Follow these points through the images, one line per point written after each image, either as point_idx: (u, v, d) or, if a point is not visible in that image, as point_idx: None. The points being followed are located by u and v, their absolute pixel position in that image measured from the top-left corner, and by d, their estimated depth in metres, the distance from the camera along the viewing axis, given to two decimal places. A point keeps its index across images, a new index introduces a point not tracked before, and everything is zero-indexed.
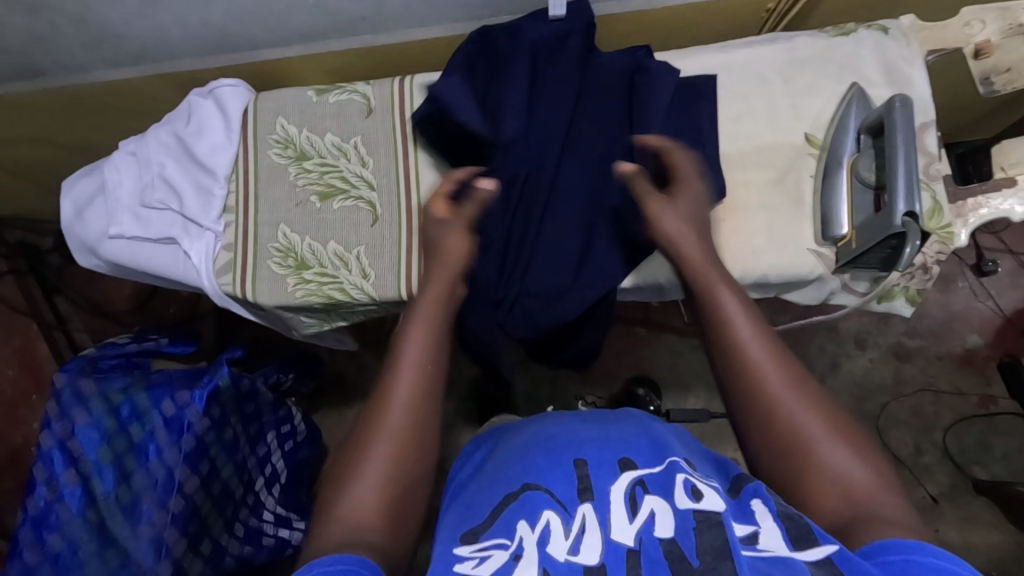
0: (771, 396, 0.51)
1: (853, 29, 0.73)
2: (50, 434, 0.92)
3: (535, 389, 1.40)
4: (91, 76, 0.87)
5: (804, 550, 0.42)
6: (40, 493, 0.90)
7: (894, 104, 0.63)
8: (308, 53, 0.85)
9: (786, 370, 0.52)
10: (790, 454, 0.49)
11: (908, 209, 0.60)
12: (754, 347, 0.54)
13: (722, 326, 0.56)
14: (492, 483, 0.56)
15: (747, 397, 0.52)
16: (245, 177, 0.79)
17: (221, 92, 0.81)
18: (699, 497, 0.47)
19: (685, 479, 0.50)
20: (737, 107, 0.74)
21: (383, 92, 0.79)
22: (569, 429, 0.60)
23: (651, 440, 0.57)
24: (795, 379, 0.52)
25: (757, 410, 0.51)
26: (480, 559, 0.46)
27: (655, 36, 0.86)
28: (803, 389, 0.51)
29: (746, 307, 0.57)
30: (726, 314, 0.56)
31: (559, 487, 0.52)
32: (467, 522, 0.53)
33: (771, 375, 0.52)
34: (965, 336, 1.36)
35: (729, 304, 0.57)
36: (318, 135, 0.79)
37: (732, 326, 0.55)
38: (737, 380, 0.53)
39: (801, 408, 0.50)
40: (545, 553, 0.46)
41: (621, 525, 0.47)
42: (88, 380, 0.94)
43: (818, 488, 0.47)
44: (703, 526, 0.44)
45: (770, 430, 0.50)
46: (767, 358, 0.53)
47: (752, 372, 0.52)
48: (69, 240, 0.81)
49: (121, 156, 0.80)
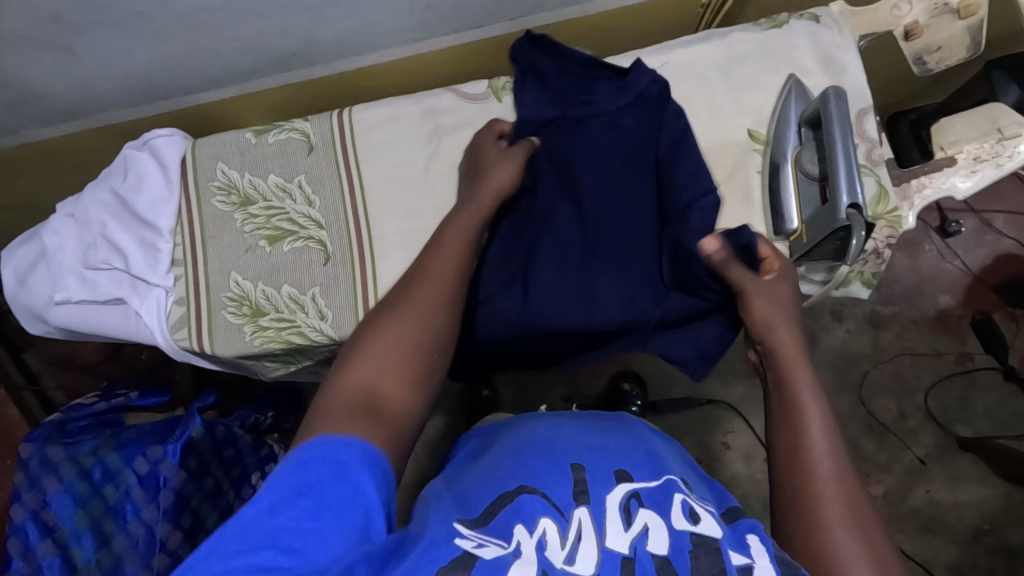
0: (821, 492, 0.49)
1: (785, 20, 0.73)
2: (21, 507, 0.89)
3: (521, 395, 1.40)
4: (23, 137, 0.85)
5: None
6: (16, 568, 0.87)
7: (828, 97, 0.63)
8: (244, 93, 0.83)
9: (845, 485, 0.49)
10: (816, 550, 0.47)
11: (852, 201, 0.60)
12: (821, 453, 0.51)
13: (791, 417, 0.54)
14: (486, 477, 0.54)
15: (792, 481, 0.50)
16: (191, 228, 0.77)
17: (155, 142, 0.79)
18: (696, 520, 0.49)
19: (683, 500, 0.51)
20: (680, 108, 0.73)
21: (323, 127, 0.78)
22: (565, 432, 0.58)
23: (648, 453, 0.57)
24: (857, 497, 0.49)
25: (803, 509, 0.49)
26: (479, 542, 0.46)
27: (596, 40, 0.85)
28: (860, 507, 0.48)
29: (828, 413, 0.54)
30: (798, 399, 0.54)
31: (557, 491, 0.51)
32: (458, 508, 0.50)
33: (832, 487, 0.49)
34: (936, 298, 1.38)
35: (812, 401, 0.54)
36: (261, 178, 0.78)
37: (804, 423, 0.53)
38: (790, 473, 0.51)
39: (849, 534, 0.47)
40: (544, 557, 0.46)
41: (616, 531, 0.48)
42: (56, 446, 0.93)
43: None
44: (698, 550, 0.46)
45: (808, 530, 0.48)
46: (827, 460, 0.50)
47: (804, 463, 0.51)
48: (16, 309, 0.79)
49: (59, 218, 0.78)
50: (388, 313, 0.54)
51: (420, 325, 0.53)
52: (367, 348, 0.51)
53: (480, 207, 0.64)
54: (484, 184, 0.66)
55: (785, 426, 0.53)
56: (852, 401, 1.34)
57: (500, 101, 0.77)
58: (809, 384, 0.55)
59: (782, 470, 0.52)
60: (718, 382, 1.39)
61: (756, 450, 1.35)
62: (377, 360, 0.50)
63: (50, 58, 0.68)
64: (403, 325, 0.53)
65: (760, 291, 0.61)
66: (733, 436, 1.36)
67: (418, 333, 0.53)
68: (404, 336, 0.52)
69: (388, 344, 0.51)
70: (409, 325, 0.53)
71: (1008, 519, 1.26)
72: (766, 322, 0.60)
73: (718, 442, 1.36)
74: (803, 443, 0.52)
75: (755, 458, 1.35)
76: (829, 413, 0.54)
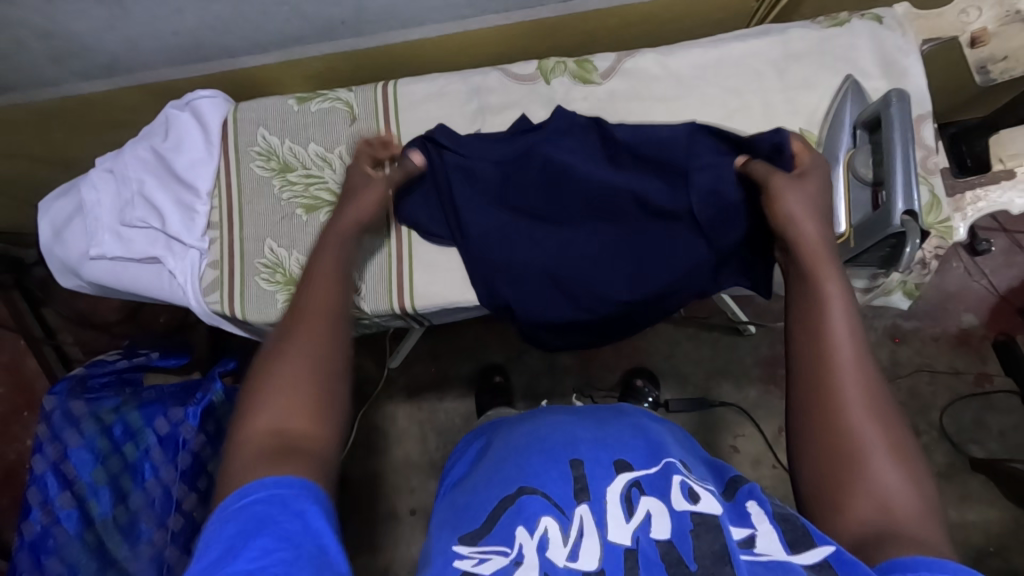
0: (844, 388, 0.48)
1: (847, 20, 0.72)
2: (42, 458, 0.90)
3: (534, 384, 1.40)
4: (63, 90, 0.85)
5: (801, 551, 0.44)
6: (35, 518, 0.89)
7: (889, 99, 0.61)
8: (287, 60, 0.82)
9: (865, 378, 0.49)
10: (839, 457, 0.47)
11: (907, 208, 0.58)
12: (846, 345, 0.50)
13: (816, 318, 0.52)
14: (483, 481, 0.56)
15: (813, 386, 0.49)
16: (228, 193, 0.77)
17: (198, 103, 0.78)
18: (697, 499, 0.49)
19: (681, 481, 0.52)
20: (731, 104, 0.72)
21: (366, 99, 0.77)
22: (564, 426, 0.59)
23: (648, 440, 0.57)
24: (876, 389, 0.49)
25: (825, 410, 0.48)
26: (480, 559, 0.47)
27: (645, 28, 0.83)
28: (882, 394, 0.48)
29: (848, 300, 0.52)
30: (818, 298, 0.52)
31: (556, 489, 0.52)
32: (458, 529, 0.52)
33: (851, 374, 0.49)
34: (959, 316, 1.36)
35: (834, 290, 0.52)
36: (301, 146, 0.77)
37: (824, 314, 0.51)
38: (808, 372, 0.50)
39: (868, 415, 0.47)
40: (544, 559, 0.47)
41: (617, 525, 0.48)
42: (79, 401, 0.93)
43: (859, 491, 0.45)
44: (700, 529, 0.46)
45: (829, 431, 0.48)
46: (851, 358, 0.49)
47: (825, 367, 0.50)
48: (49, 261, 0.79)
49: (97, 173, 0.78)
50: (269, 363, 0.51)
51: (310, 367, 0.51)
52: (254, 408, 0.48)
53: (342, 231, 0.63)
54: (343, 218, 0.64)
55: (804, 326, 0.52)
56: None
57: (547, 85, 0.75)
58: (834, 272, 0.54)
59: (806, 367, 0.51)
60: (732, 385, 1.38)
61: (765, 455, 1.34)
62: (275, 407, 0.49)
63: (100, 11, 0.68)
64: (288, 364, 0.51)
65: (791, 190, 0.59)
66: (743, 440, 1.35)
67: (304, 362, 0.51)
68: (293, 373, 0.50)
69: (274, 390, 0.49)
70: (297, 364, 0.51)
71: (1016, 543, 1.25)
72: (790, 216, 0.58)
73: (728, 445, 1.35)
74: (827, 346, 0.50)
75: (764, 464, 1.34)
76: (852, 302, 0.52)
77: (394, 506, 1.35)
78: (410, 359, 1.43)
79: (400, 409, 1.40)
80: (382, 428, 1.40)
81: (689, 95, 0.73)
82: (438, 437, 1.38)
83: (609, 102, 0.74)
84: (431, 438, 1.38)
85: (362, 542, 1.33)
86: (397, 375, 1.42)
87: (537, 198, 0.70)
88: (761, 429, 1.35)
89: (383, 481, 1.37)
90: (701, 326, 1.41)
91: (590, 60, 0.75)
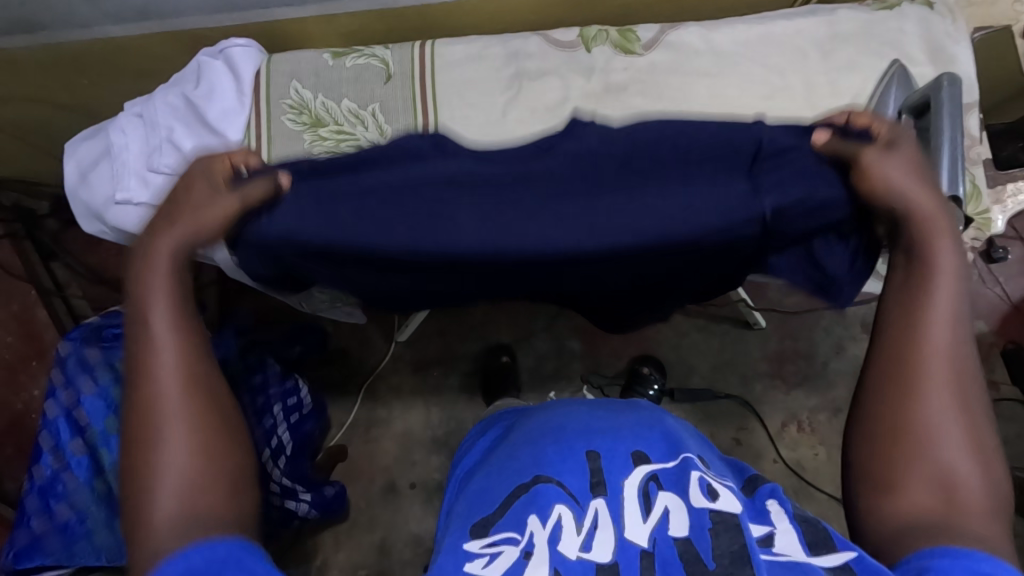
0: (932, 372, 0.43)
1: (896, 3, 0.72)
2: (55, 403, 0.90)
3: (540, 366, 1.39)
4: (93, 33, 0.84)
5: (822, 555, 0.42)
6: (46, 462, 0.89)
7: (941, 82, 0.60)
8: (323, 14, 0.81)
9: (962, 367, 0.43)
10: (907, 438, 0.42)
11: (952, 193, 0.57)
12: (945, 324, 0.44)
13: (918, 290, 0.45)
14: (499, 468, 0.55)
15: (904, 357, 0.44)
16: (258, 144, 0.76)
17: (232, 51, 0.78)
18: (716, 497, 0.47)
19: (699, 478, 0.49)
20: (773, 83, 0.71)
21: (403, 57, 0.77)
22: (578, 416, 0.58)
23: (664, 433, 0.55)
24: (969, 382, 0.43)
25: (909, 389, 0.43)
26: (491, 556, 0.46)
27: (685, 10, 0.82)
28: (974, 390, 0.43)
29: (959, 277, 0.45)
30: (927, 268, 0.46)
31: (572, 480, 0.51)
32: (473, 513, 0.52)
33: (943, 355, 0.43)
34: (970, 323, 1.35)
35: (948, 261, 0.46)
36: (334, 101, 0.76)
37: (931, 285, 0.45)
38: (902, 338, 0.44)
39: (953, 402, 0.42)
40: (556, 552, 0.45)
41: (635, 523, 0.46)
42: (94, 348, 0.93)
43: (916, 482, 0.42)
44: (719, 528, 0.43)
45: (907, 415, 0.43)
46: (953, 340, 0.43)
47: (923, 343, 0.44)
48: (73, 204, 0.78)
49: (127, 117, 0.77)
50: (146, 409, 0.42)
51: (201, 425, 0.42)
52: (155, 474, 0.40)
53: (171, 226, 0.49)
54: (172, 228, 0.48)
55: (904, 295, 0.46)
56: None
57: (587, 53, 0.75)
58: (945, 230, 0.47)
59: (896, 333, 0.45)
60: (739, 378, 1.38)
61: (768, 450, 1.33)
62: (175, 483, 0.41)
63: None
64: (178, 410, 0.42)
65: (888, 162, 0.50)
66: (746, 433, 1.34)
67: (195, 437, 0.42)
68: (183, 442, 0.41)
69: (171, 470, 0.41)
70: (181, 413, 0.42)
71: None
72: (886, 188, 0.50)
73: (730, 438, 1.34)
74: (925, 321, 0.44)
75: (765, 459, 1.32)
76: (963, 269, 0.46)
77: (394, 479, 1.34)
78: (417, 334, 1.42)
79: (405, 383, 1.40)
80: (385, 401, 1.39)
81: (732, 71, 0.72)
82: (441, 414, 1.38)
83: (650, 73, 0.73)
84: (434, 414, 1.38)
85: (359, 514, 1.32)
86: (404, 350, 1.41)
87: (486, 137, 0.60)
88: (765, 424, 1.34)
89: (384, 454, 1.36)
90: (711, 317, 1.41)
91: (633, 31, 0.74)
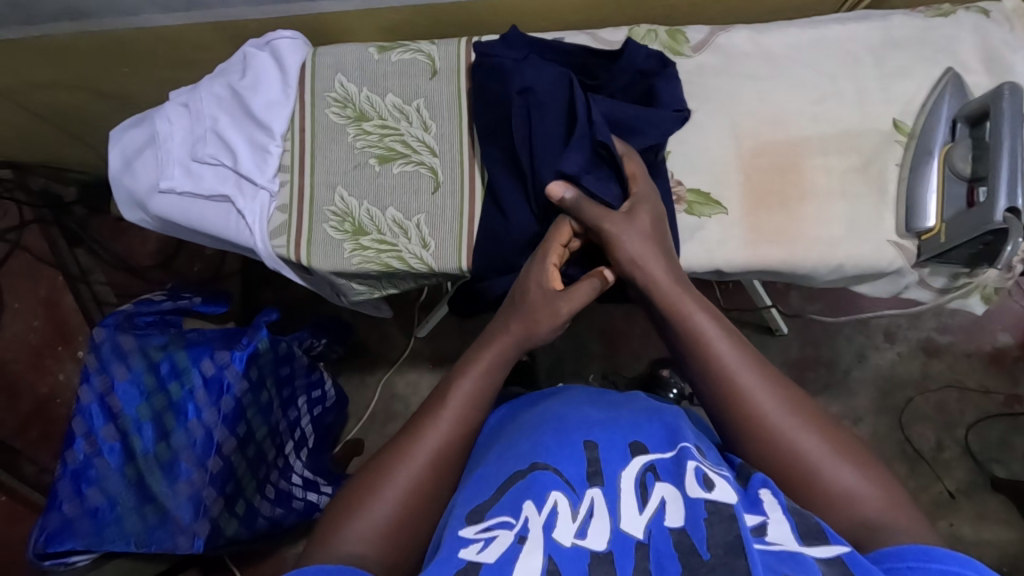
0: (763, 411, 0.50)
1: (951, 11, 0.71)
2: (89, 389, 0.91)
3: (558, 366, 1.38)
4: (138, 21, 0.83)
5: (813, 546, 0.41)
6: (79, 447, 0.91)
7: (1002, 92, 0.60)
8: (368, 8, 0.80)
9: (776, 394, 0.51)
10: (793, 470, 0.48)
11: (1010, 205, 0.58)
12: (741, 370, 0.52)
13: (707, 362, 0.54)
14: (496, 456, 0.54)
15: (735, 412, 0.51)
16: (302, 136, 0.76)
17: (278, 44, 0.78)
18: (711, 487, 0.45)
19: (696, 468, 0.48)
20: (823, 87, 0.71)
21: (449, 53, 0.77)
22: (574, 407, 0.57)
23: (663, 424, 0.55)
24: (789, 398, 0.51)
25: (760, 440, 0.49)
26: (484, 542, 0.44)
27: (732, 12, 0.81)
28: (796, 398, 0.51)
29: (725, 330, 0.56)
30: (699, 336, 0.55)
31: (569, 467, 0.50)
32: (469, 495, 0.49)
33: (757, 393, 0.51)
34: (995, 335, 1.31)
35: (706, 325, 0.56)
36: (378, 96, 0.76)
37: (710, 348, 0.54)
38: (720, 398, 0.52)
39: (791, 422, 0.50)
40: (551, 539, 0.43)
41: (630, 514, 0.45)
42: (127, 335, 0.93)
43: (827, 498, 0.46)
44: (714, 518, 0.42)
45: (773, 450, 0.49)
46: (752, 381, 0.52)
47: (737, 394, 0.51)
48: (116, 191, 0.79)
49: (172, 107, 0.77)
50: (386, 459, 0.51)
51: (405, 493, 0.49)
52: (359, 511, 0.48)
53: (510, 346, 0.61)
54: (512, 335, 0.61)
55: (700, 364, 0.54)
56: (890, 424, 1.27)
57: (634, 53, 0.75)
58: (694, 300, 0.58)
59: (716, 408, 0.53)
60: None
61: None
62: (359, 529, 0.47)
63: None
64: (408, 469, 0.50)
65: (628, 234, 0.62)
66: None
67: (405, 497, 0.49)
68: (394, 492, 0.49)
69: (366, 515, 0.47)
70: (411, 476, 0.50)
71: None
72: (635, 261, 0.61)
73: None
74: (727, 378, 0.52)
75: None
76: (725, 326, 0.56)
77: None
78: (438, 330, 1.41)
79: (423, 378, 1.39)
80: (403, 396, 1.39)
81: (780, 75, 0.72)
82: None
83: (698, 75, 0.73)
84: None
85: None
86: (423, 345, 1.41)
87: (534, 72, 0.68)
88: None
89: None
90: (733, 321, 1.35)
91: (682, 32, 0.74)
